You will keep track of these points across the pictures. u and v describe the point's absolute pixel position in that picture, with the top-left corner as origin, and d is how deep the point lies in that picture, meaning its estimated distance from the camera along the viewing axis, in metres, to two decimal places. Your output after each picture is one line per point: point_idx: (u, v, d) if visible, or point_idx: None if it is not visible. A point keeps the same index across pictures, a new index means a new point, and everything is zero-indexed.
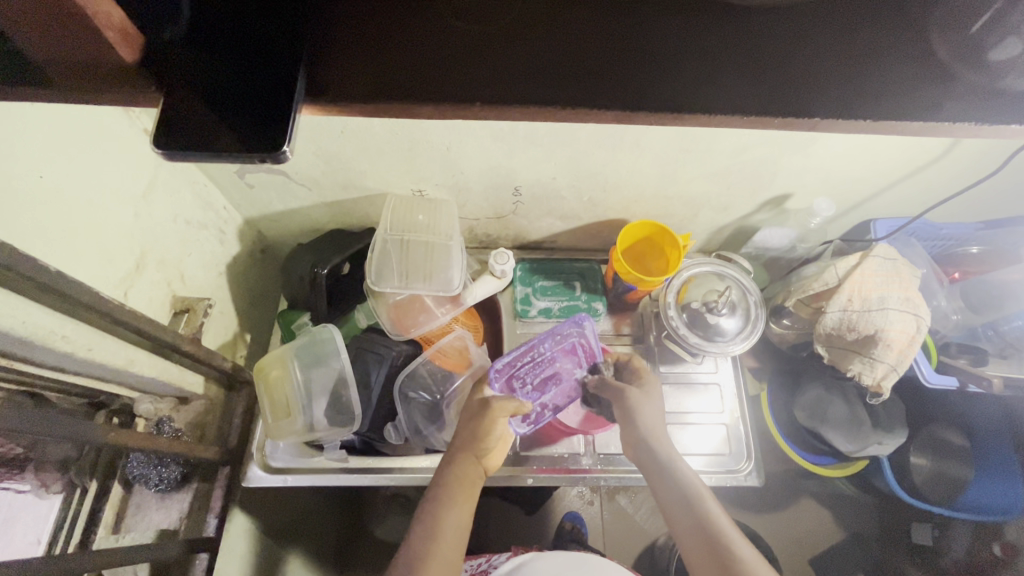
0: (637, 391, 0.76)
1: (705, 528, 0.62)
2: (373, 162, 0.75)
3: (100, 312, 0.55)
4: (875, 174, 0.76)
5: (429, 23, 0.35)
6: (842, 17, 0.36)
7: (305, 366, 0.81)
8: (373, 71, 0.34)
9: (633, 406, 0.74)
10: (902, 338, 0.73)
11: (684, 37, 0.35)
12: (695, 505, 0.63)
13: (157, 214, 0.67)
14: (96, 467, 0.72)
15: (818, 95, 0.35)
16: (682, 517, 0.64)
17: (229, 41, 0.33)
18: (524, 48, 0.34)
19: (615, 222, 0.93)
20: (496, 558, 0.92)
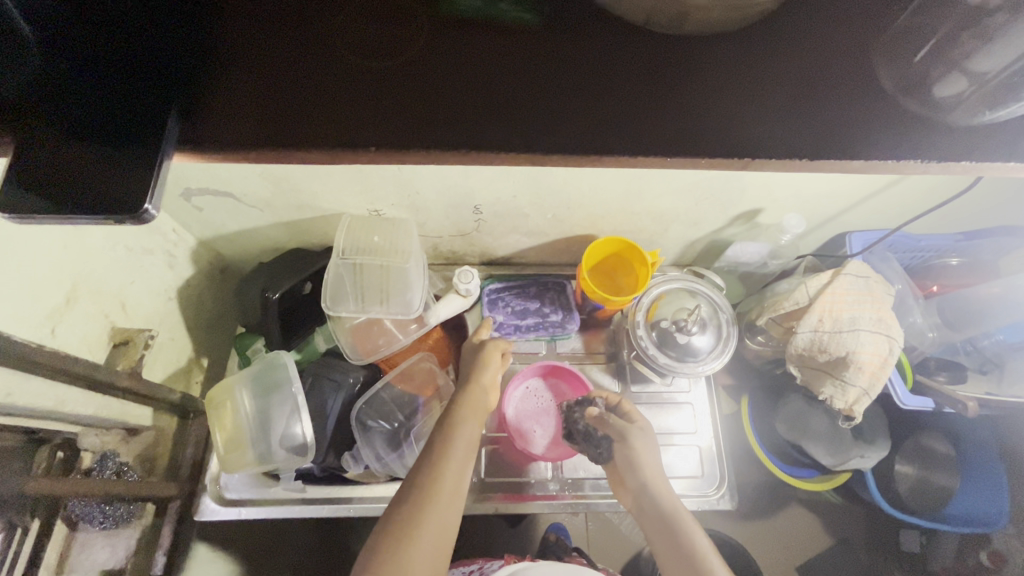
0: (639, 434, 0.73)
1: None
2: (323, 184, 0.72)
3: (18, 358, 0.52)
4: (845, 191, 0.73)
5: (331, 67, 0.36)
6: (753, 63, 0.36)
7: (257, 395, 0.78)
8: (262, 121, 0.35)
9: (630, 449, 0.72)
10: (875, 360, 0.70)
11: (600, 67, 0.36)
12: (696, 565, 0.60)
13: (93, 243, 0.64)
14: (39, 506, 0.66)
15: (735, 140, 0.35)
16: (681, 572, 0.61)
17: (100, 96, 0.34)
18: (423, 88, 0.35)
19: (584, 237, 0.90)
20: (490, 565, 0.91)
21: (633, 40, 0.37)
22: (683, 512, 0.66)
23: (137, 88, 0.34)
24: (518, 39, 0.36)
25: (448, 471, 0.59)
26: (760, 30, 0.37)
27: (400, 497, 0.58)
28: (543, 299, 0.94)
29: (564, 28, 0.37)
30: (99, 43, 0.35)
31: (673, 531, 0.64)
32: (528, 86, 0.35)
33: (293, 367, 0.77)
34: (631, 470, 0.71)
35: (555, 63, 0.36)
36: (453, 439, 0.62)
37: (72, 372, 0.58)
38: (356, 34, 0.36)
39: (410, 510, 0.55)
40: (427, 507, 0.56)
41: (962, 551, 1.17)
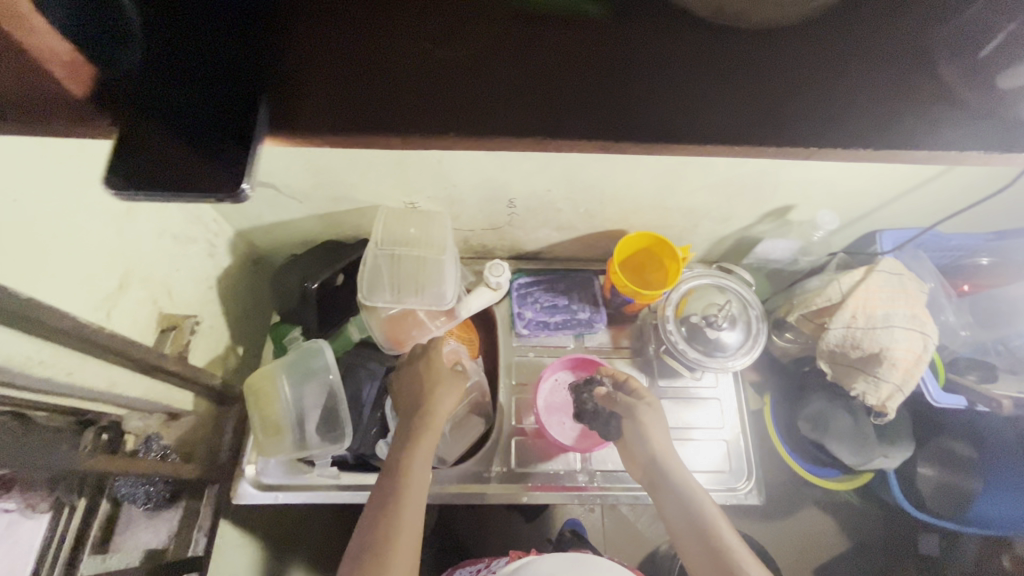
0: (648, 410, 0.74)
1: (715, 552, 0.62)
2: (363, 176, 0.73)
3: (81, 338, 0.54)
4: (880, 188, 0.73)
5: (405, 51, 0.37)
6: (826, 49, 0.37)
7: (293, 382, 0.80)
8: (345, 110, 0.37)
9: (640, 423, 0.72)
10: (908, 357, 0.71)
11: (667, 69, 0.37)
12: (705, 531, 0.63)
13: (143, 231, 0.66)
14: (85, 486, 0.69)
15: (801, 123, 0.36)
16: (690, 539, 0.64)
17: (193, 77, 0.36)
18: (493, 75, 0.37)
19: (613, 232, 0.91)
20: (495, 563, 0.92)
21: (692, 34, 0.37)
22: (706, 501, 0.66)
23: (228, 82, 0.36)
24: (585, 35, 0.37)
25: (410, 502, 0.65)
26: (818, 26, 0.37)
27: (374, 519, 0.64)
28: (572, 294, 0.96)
29: (631, 25, 0.37)
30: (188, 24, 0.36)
31: (683, 501, 0.66)
32: (603, 76, 0.36)
33: (331, 355, 0.79)
34: (641, 443, 0.72)
35: (626, 61, 0.36)
36: (413, 472, 0.68)
37: (125, 355, 0.60)
38: (431, 23, 0.37)
39: (381, 541, 0.62)
40: (398, 535, 0.63)
41: (984, 554, 1.17)
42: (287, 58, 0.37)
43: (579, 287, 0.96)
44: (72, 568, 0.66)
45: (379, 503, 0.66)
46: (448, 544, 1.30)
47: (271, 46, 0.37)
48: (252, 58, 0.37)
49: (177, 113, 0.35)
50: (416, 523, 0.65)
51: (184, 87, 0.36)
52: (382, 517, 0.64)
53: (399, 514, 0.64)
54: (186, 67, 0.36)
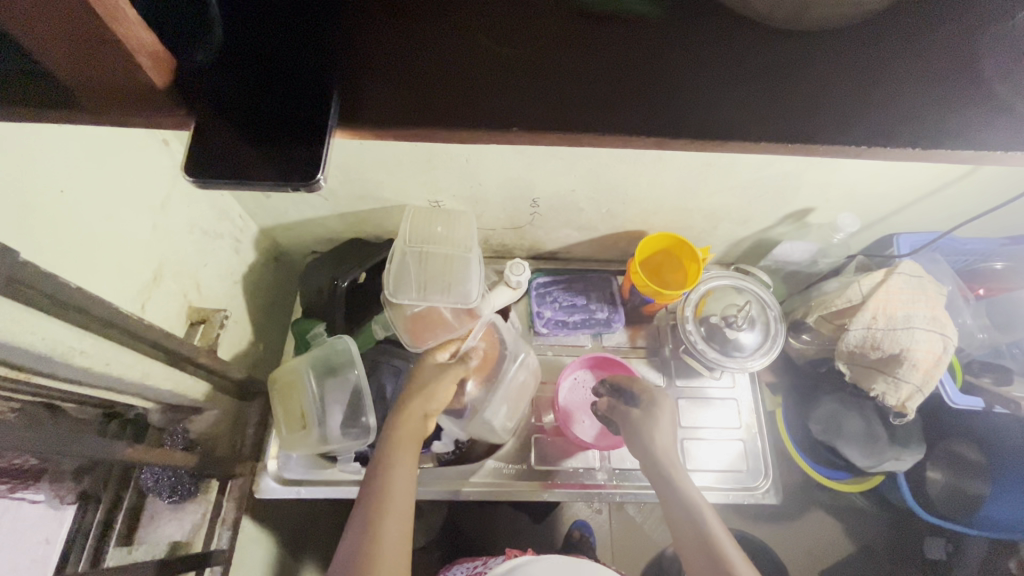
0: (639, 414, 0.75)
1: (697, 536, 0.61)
2: (391, 174, 0.74)
3: (120, 328, 0.54)
4: (902, 190, 0.74)
5: (461, 41, 0.34)
6: (874, 50, 0.36)
7: (319, 376, 0.81)
8: (403, 95, 0.33)
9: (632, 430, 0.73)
10: (928, 358, 0.71)
11: (728, 71, 0.35)
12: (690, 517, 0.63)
13: (175, 225, 0.66)
14: (110, 480, 0.70)
15: (850, 122, 0.35)
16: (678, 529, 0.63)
17: (261, 64, 0.32)
18: (557, 68, 0.34)
19: (632, 233, 0.92)
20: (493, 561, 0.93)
21: (742, 34, 0.36)
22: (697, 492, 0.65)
23: (288, 62, 0.32)
24: (639, 33, 0.35)
25: (399, 486, 0.63)
26: (877, 25, 0.36)
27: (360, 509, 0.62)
28: (591, 293, 0.97)
29: (686, 24, 0.36)
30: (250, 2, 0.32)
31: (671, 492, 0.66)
32: (667, 75, 0.35)
33: (356, 349, 0.79)
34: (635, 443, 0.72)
35: (685, 62, 0.35)
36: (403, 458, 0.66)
37: (159, 346, 0.61)
38: (489, 10, 0.34)
39: (371, 509, 0.61)
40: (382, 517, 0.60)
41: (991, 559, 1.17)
42: (340, 31, 0.33)
43: (599, 287, 0.97)
44: (98, 559, 0.67)
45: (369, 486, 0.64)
46: (456, 544, 1.30)
47: (324, 19, 0.33)
48: (309, 32, 0.33)
49: (249, 104, 0.31)
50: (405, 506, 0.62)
51: (240, 72, 0.32)
52: (373, 490, 0.63)
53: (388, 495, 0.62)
54: (242, 50, 0.32)
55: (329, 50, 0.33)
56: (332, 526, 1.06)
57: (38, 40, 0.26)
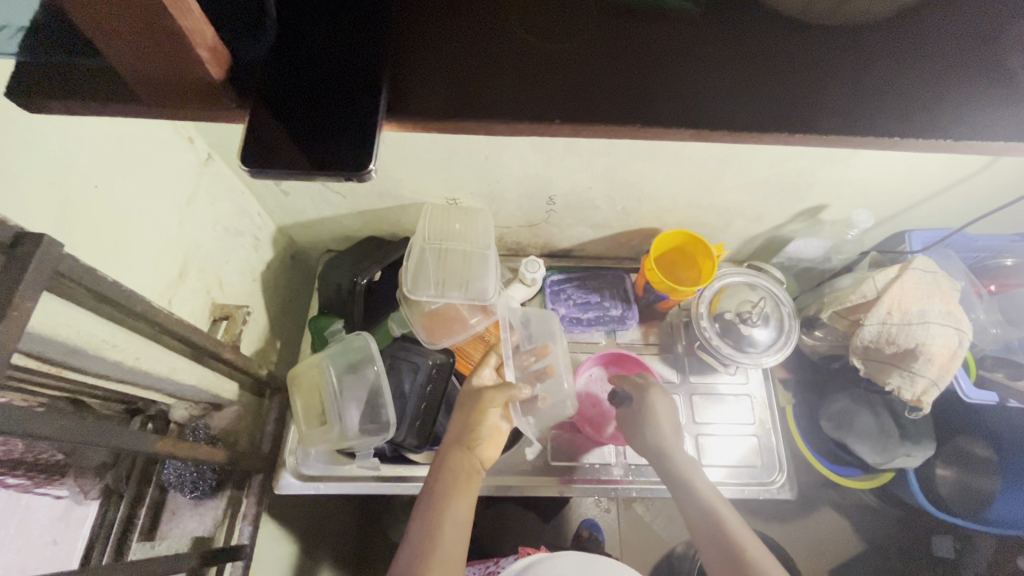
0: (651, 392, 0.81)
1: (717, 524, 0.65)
2: (411, 172, 0.75)
3: (151, 322, 0.55)
4: (915, 186, 0.75)
5: (503, 39, 0.35)
6: (902, 46, 0.37)
7: (338, 373, 0.82)
8: (449, 88, 0.33)
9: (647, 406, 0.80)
10: (944, 352, 0.72)
11: (764, 67, 0.36)
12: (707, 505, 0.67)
13: (200, 222, 0.67)
14: (132, 475, 0.71)
15: (887, 114, 0.35)
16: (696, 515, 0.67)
17: (309, 58, 0.32)
18: (597, 64, 0.35)
19: (646, 231, 0.93)
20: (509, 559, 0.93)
21: (771, 31, 0.37)
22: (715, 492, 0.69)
23: (333, 51, 0.32)
24: (676, 31, 0.36)
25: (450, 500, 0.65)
26: (905, 22, 0.37)
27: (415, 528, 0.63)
28: (605, 292, 0.97)
29: (720, 22, 0.37)
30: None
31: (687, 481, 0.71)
32: (703, 70, 0.35)
33: (375, 345, 0.80)
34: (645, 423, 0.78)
35: (723, 59, 0.35)
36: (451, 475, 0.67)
37: (187, 341, 0.61)
38: (531, 12, 0.35)
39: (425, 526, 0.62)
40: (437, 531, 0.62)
41: (1001, 556, 1.18)
42: (388, 29, 0.34)
43: (613, 285, 0.98)
44: (122, 554, 0.68)
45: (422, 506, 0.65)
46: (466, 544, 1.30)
47: (375, 16, 0.33)
48: (359, 26, 0.33)
49: (299, 96, 0.31)
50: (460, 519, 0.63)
51: (292, 64, 0.32)
52: (425, 513, 0.64)
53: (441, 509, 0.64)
54: (296, 43, 0.32)
55: (380, 45, 0.33)
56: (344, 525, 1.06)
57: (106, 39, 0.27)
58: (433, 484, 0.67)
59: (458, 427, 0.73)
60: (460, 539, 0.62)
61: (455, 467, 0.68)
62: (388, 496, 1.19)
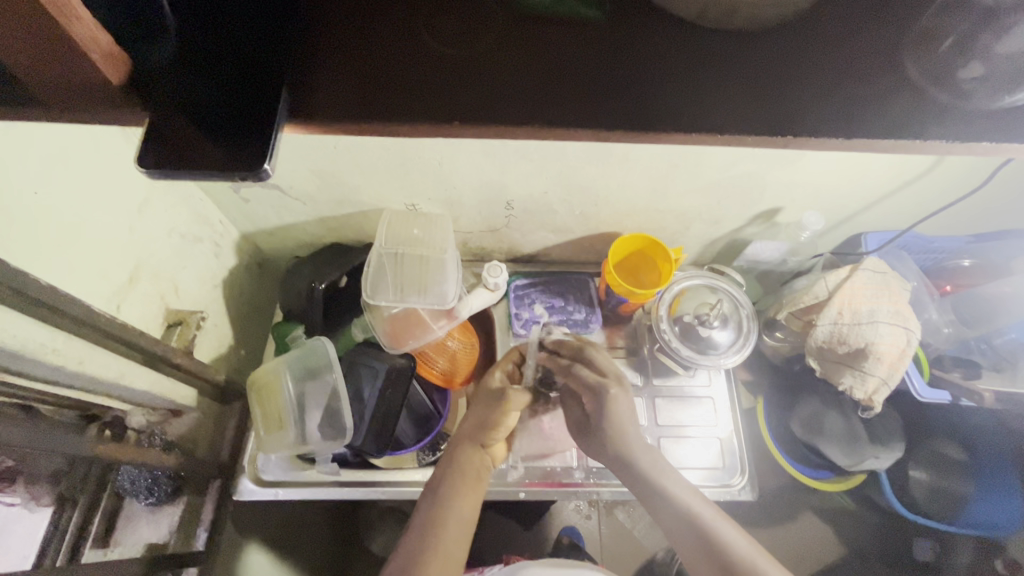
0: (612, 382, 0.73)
1: (695, 527, 0.60)
2: (366, 178, 0.76)
3: (93, 328, 0.56)
4: (861, 188, 0.77)
5: (406, 41, 0.37)
6: (798, 45, 0.38)
7: (297, 378, 0.83)
8: (356, 92, 0.35)
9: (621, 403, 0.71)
10: (893, 351, 0.74)
11: (661, 71, 0.37)
12: (682, 505, 0.62)
13: (153, 228, 0.68)
14: (87, 483, 0.71)
15: (783, 114, 0.36)
16: (671, 517, 0.62)
17: (215, 66, 0.34)
18: (500, 69, 0.37)
19: (608, 235, 0.94)
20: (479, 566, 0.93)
21: (671, 36, 0.38)
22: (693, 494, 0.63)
23: (239, 59, 0.34)
24: (579, 35, 0.38)
25: (461, 495, 0.66)
26: (804, 24, 0.38)
27: (425, 513, 0.65)
28: (571, 296, 0.97)
29: (624, 28, 0.38)
30: (209, 9, 0.35)
31: (644, 476, 0.66)
32: (606, 75, 0.37)
33: (333, 351, 0.80)
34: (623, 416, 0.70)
35: (625, 63, 0.37)
36: (462, 463, 0.70)
37: (134, 346, 0.62)
38: (440, 23, 0.37)
39: (432, 520, 0.64)
40: (444, 524, 0.63)
41: (980, 556, 1.17)
42: (300, 41, 0.35)
43: (580, 291, 0.98)
44: (75, 559, 0.68)
45: (432, 495, 0.67)
46: None
47: (286, 26, 0.35)
48: (266, 37, 0.35)
49: (202, 100, 0.33)
50: (465, 517, 0.65)
51: (190, 74, 0.33)
52: (434, 504, 0.65)
53: (450, 504, 0.65)
54: (199, 53, 0.34)
55: (287, 53, 0.35)
56: (316, 533, 1.05)
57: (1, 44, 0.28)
58: (442, 480, 0.68)
59: (475, 423, 0.73)
60: (463, 541, 0.63)
61: (467, 467, 0.69)
62: (364, 503, 1.18)
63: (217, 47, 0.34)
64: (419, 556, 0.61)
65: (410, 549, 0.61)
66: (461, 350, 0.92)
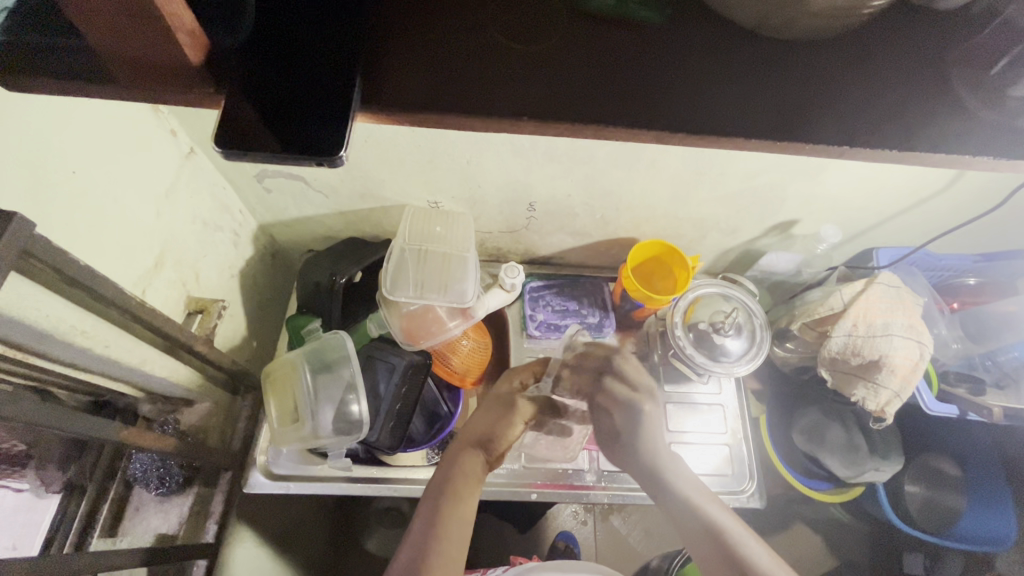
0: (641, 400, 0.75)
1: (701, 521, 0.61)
2: (393, 173, 0.76)
3: (122, 310, 0.55)
4: (880, 203, 0.78)
5: (475, 36, 0.37)
6: (851, 58, 0.39)
7: (314, 371, 0.82)
8: (423, 83, 0.35)
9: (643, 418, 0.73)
10: (906, 364, 0.75)
11: (723, 76, 0.38)
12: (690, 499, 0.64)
13: (179, 214, 0.68)
14: (96, 470, 0.71)
15: (839, 124, 0.37)
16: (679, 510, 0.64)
17: (290, 54, 0.34)
18: (567, 67, 0.37)
19: (624, 240, 0.95)
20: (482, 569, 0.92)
21: (731, 45, 0.39)
22: (706, 497, 0.64)
23: (315, 48, 0.34)
24: (643, 38, 0.39)
25: (463, 496, 0.65)
26: (858, 38, 0.40)
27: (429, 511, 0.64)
28: (584, 299, 0.98)
29: (684, 32, 0.39)
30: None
31: (649, 468, 0.69)
32: (670, 78, 0.38)
33: (351, 345, 0.80)
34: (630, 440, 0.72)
35: (686, 70, 0.38)
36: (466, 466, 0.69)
37: (158, 330, 0.61)
38: (504, 19, 0.38)
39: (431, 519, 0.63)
40: (447, 523, 0.62)
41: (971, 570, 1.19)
42: (367, 29, 0.36)
43: (593, 295, 0.99)
44: (82, 546, 0.68)
45: (435, 493, 0.66)
46: None
47: (356, 13, 0.36)
48: (338, 27, 0.35)
49: (275, 83, 0.33)
50: (467, 517, 0.64)
51: (266, 59, 0.34)
52: (436, 505, 0.64)
53: (454, 505, 0.64)
54: (275, 39, 0.34)
55: (362, 44, 0.35)
56: (315, 530, 1.04)
57: (90, 19, 0.28)
58: (440, 480, 0.67)
59: (479, 426, 0.75)
60: (461, 540, 0.61)
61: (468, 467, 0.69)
62: (363, 501, 1.17)
63: (293, 36, 0.35)
64: (417, 559, 0.59)
65: (415, 546, 0.60)
66: (475, 349, 0.91)
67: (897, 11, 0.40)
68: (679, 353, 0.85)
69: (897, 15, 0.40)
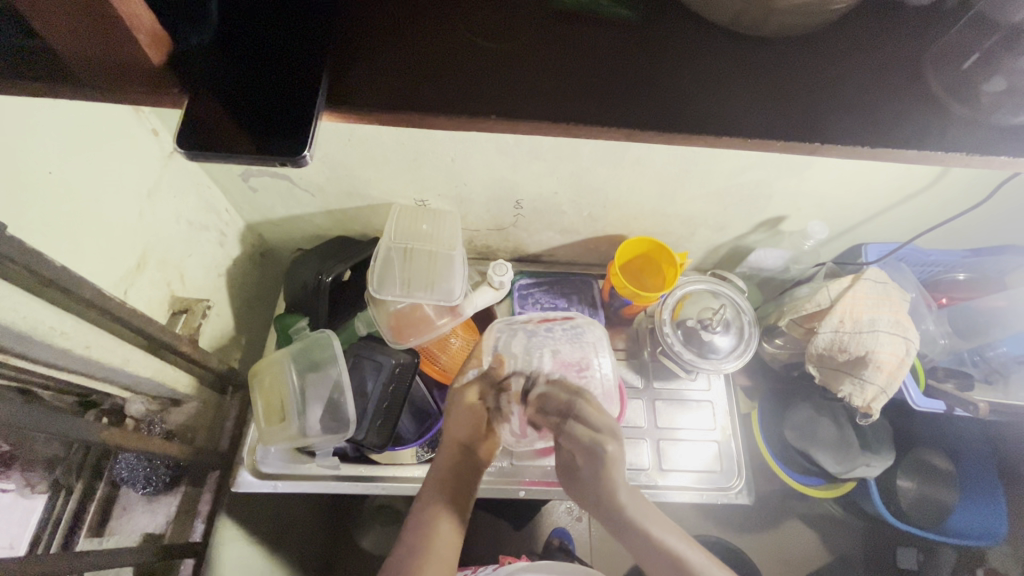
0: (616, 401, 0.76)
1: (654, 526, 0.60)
2: (378, 171, 0.76)
3: (102, 311, 0.55)
4: (866, 199, 0.78)
5: (445, 34, 0.37)
6: (823, 55, 0.39)
7: (300, 370, 0.82)
8: (389, 84, 0.35)
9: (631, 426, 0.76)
10: (892, 360, 0.75)
11: (694, 74, 0.38)
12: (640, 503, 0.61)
13: (162, 214, 0.68)
14: (82, 469, 0.71)
15: (812, 121, 0.37)
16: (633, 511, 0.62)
17: (256, 55, 0.34)
18: (535, 65, 0.37)
19: (613, 237, 0.94)
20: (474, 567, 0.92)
21: (703, 43, 0.39)
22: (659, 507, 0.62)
23: (281, 48, 0.34)
24: (614, 35, 0.39)
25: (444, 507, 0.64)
26: (831, 34, 0.39)
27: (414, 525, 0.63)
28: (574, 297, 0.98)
29: (656, 30, 0.39)
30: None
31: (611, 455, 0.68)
32: (641, 76, 0.38)
33: (338, 346, 0.80)
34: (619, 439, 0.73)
35: (656, 68, 0.38)
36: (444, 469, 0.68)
37: (141, 331, 0.61)
38: (474, 17, 0.38)
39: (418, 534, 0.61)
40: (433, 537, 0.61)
41: (964, 565, 1.19)
42: (335, 29, 0.36)
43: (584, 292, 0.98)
44: (68, 545, 0.68)
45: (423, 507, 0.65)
46: None
47: (325, 15, 0.36)
48: (305, 27, 0.35)
49: (239, 83, 0.33)
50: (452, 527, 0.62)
51: (233, 59, 0.34)
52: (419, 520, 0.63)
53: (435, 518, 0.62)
54: (243, 38, 0.34)
55: (329, 43, 0.35)
56: (307, 528, 1.04)
57: (47, 19, 0.28)
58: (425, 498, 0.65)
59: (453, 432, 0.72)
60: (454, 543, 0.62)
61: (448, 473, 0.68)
62: (356, 499, 1.17)
63: (259, 36, 0.34)
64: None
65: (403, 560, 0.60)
66: (464, 347, 0.91)
67: (872, 7, 0.40)
68: (669, 351, 0.85)
69: (872, 10, 0.40)
